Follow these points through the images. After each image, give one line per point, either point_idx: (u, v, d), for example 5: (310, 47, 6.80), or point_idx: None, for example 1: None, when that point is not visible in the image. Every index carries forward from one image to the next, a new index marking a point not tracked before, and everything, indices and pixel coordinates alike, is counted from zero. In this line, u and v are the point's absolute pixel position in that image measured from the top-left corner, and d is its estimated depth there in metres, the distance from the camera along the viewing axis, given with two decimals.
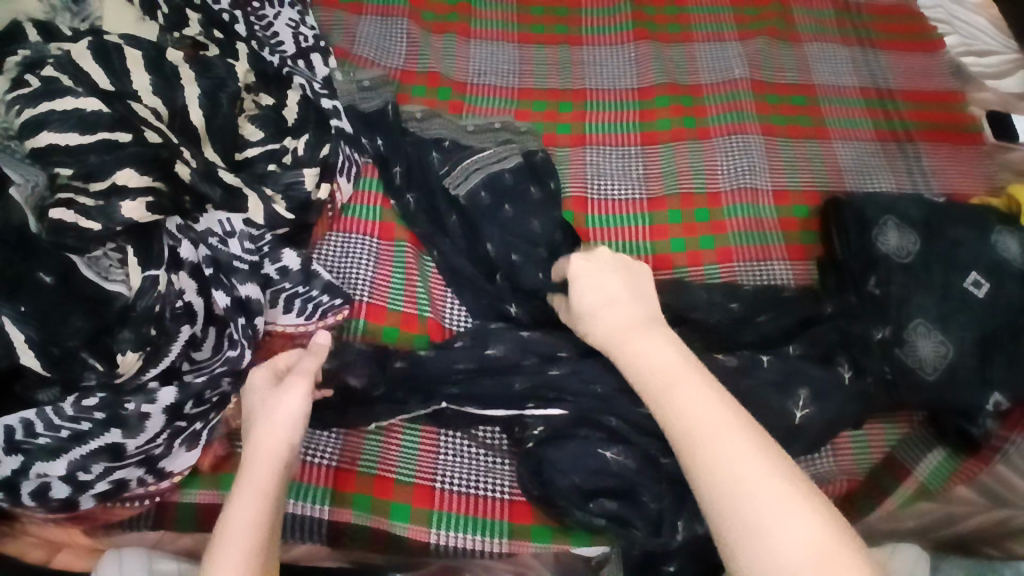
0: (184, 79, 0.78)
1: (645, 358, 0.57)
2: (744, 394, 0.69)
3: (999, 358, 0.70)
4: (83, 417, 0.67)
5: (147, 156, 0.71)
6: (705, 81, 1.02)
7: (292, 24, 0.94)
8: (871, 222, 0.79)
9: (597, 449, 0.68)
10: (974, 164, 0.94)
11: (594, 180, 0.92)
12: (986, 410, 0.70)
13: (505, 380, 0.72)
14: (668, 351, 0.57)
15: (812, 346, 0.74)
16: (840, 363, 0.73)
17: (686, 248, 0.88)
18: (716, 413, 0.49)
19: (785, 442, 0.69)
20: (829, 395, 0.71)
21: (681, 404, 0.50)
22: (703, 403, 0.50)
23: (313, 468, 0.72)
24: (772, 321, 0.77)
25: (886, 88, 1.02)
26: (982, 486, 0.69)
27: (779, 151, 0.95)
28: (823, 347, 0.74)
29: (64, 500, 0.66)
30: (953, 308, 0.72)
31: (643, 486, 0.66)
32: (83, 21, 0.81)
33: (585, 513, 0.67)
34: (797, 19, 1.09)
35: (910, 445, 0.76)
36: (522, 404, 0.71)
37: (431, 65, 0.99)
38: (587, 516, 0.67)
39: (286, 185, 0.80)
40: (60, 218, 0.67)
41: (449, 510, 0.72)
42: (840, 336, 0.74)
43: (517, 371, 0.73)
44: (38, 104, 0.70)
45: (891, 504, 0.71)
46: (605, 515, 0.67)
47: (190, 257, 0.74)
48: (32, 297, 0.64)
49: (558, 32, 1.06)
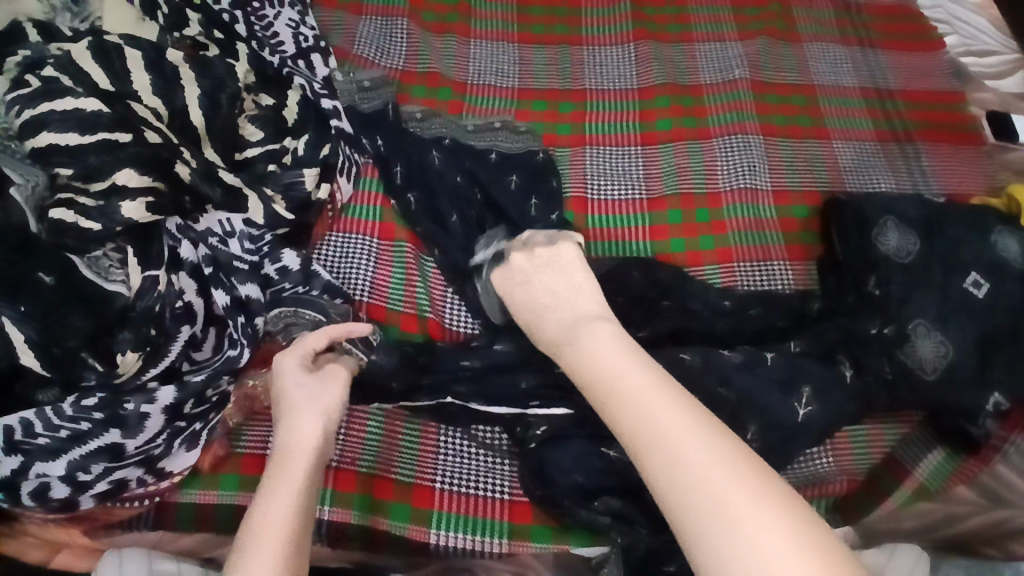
0: (184, 79, 0.78)
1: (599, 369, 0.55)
2: (744, 393, 0.70)
3: (998, 360, 0.70)
4: (81, 417, 0.66)
5: (147, 155, 0.71)
6: (706, 81, 1.01)
7: (291, 24, 0.94)
8: (870, 221, 0.79)
9: (599, 448, 0.69)
10: (974, 163, 0.94)
11: (594, 180, 0.92)
12: (986, 410, 0.70)
13: (513, 379, 0.73)
14: (619, 357, 0.55)
15: (813, 346, 0.75)
16: (841, 358, 0.74)
17: (686, 248, 0.88)
18: (673, 416, 0.48)
19: (785, 441, 0.70)
20: (831, 394, 0.71)
21: (636, 412, 0.49)
22: (658, 408, 0.49)
23: (329, 471, 0.72)
24: (769, 322, 0.78)
25: (885, 89, 1.02)
26: (982, 485, 0.69)
27: (779, 151, 0.96)
28: (825, 344, 0.75)
29: (64, 500, 0.66)
30: (953, 308, 0.72)
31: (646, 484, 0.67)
32: (83, 21, 0.81)
33: (590, 512, 0.67)
34: (797, 19, 1.09)
35: (912, 446, 0.76)
36: (525, 404, 0.72)
37: (431, 65, 0.99)
38: (592, 515, 0.67)
39: (286, 185, 0.80)
40: (59, 218, 0.67)
41: (449, 511, 0.72)
42: (844, 333, 0.75)
43: (525, 369, 0.74)
44: (38, 104, 0.70)
45: (892, 504, 0.71)
46: (610, 513, 0.67)
47: (190, 257, 0.74)
48: (31, 297, 0.64)
49: (558, 32, 1.06)
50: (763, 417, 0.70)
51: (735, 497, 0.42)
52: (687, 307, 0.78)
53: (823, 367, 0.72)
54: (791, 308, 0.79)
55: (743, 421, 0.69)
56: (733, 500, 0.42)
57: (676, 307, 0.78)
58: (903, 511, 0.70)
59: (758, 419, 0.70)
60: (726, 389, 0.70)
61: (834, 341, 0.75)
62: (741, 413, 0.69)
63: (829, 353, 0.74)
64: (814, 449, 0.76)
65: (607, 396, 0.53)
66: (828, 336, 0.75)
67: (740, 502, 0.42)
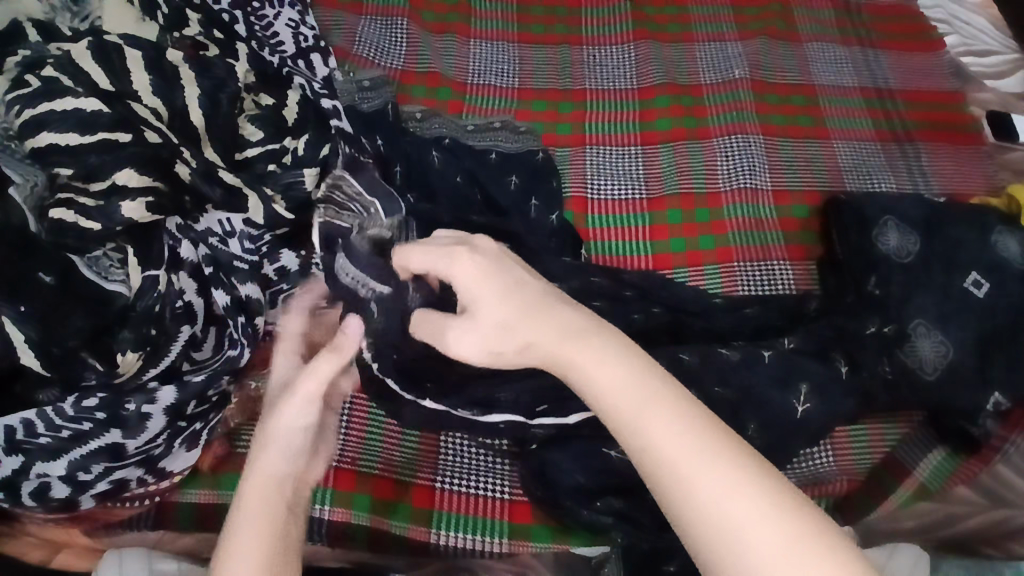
0: (184, 79, 0.77)
1: (591, 373, 0.47)
2: (742, 390, 0.69)
3: (999, 359, 0.70)
4: (83, 417, 0.67)
5: (147, 155, 0.70)
6: (706, 81, 1.01)
7: (291, 24, 0.94)
8: (871, 222, 0.79)
9: (601, 450, 0.67)
10: (975, 163, 0.94)
11: (594, 179, 0.92)
12: (986, 410, 0.70)
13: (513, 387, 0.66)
14: (619, 359, 0.47)
15: (808, 342, 0.73)
16: (836, 356, 0.72)
17: (686, 248, 0.88)
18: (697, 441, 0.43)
19: (783, 437, 0.69)
20: (827, 388, 0.70)
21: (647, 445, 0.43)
22: (666, 435, 0.44)
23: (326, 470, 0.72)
24: (768, 321, 0.78)
25: (885, 89, 1.02)
26: (982, 485, 0.70)
27: (779, 150, 0.95)
28: (818, 341, 0.73)
29: (64, 500, 0.67)
30: (953, 308, 0.72)
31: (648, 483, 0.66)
32: (82, 21, 0.81)
33: (591, 513, 0.67)
34: (797, 19, 1.09)
35: (910, 446, 0.76)
36: (530, 413, 0.67)
37: (431, 64, 0.99)
38: (593, 514, 0.67)
39: (286, 185, 0.79)
40: (60, 218, 0.67)
41: (449, 510, 0.72)
42: (837, 331, 0.74)
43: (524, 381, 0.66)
44: (37, 104, 0.69)
45: (892, 505, 0.72)
46: (613, 514, 0.67)
47: (190, 257, 0.74)
48: (32, 297, 0.63)
49: (558, 32, 1.06)
50: (763, 412, 0.69)
51: (783, 548, 0.39)
52: (684, 305, 0.77)
53: (822, 363, 0.71)
54: (788, 308, 0.79)
55: (743, 420, 0.68)
56: (783, 556, 0.39)
57: (669, 307, 0.77)
58: (902, 511, 0.71)
59: (758, 418, 0.69)
60: (726, 389, 0.69)
61: (826, 339, 0.73)
62: (741, 411, 0.68)
63: (822, 352, 0.72)
64: (816, 448, 0.76)
65: (614, 405, 0.45)
66: (822, 333, 0.74)
67: (780, 546, 0.39)
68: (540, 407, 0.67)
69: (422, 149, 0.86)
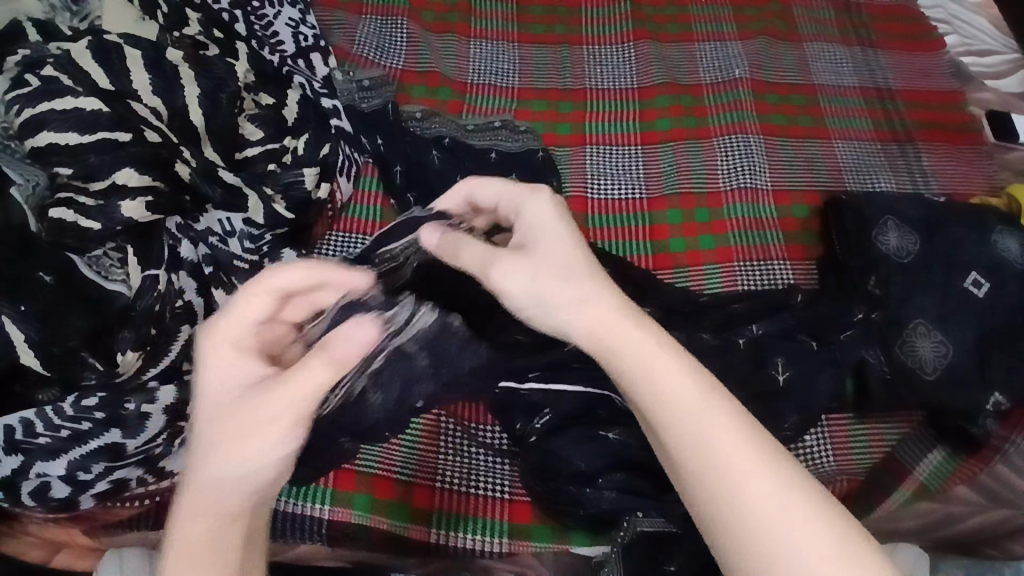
0: (183, 79, 0.77)
1: (732, 477, 0.40)
2: (739, 379, 0.68)
3: (998, 359, 0.72)
4: (83, 417, 0.65)
5: (147, 156, 0.71)
6: (706, 80, 1.01)
7: (291, 23, 0.93)
8: (871, 222, 0.79)
9: (598, 432, 0.69)
10: (975, 163, 0.95)
11: (594, 179, 0.92)
12: (986, 410, 0.71)
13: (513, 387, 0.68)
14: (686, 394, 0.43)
15: (773, 327, 0.72)
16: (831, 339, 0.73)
17: (686, 248, 0.88)
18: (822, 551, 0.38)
19: (784, 424, 0.69)
20: (819, 371, 0.70)
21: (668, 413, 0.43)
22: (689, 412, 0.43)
23: None
24: (758, 314, 0.76)
25: (886, 89, 1.02)
26: (982, 485, 0.71)
27: (779, 150, 0.96)
28: (812, 326, 0.73)
29: (64, 500, 0.66)
30: (952, 308, 0.74)
31: (647, 461, 0.68)
32: (82, 20, 0.81)
33: (596, 491, 0.68)
34: (796, 19, 1.09)
35: (911, 447, 0.75)
36: (521, 379, 0.66)
37: (430, 64, 0.99)
38: (597, 492, 0.68)
39: (286, 185, 0.79)
40: (60, 218, 0.68)
41: (448, 510, 0.72)
42: (828, 317, 0.74)
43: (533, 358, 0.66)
44: (37, 104, 0.69)
45: (893, 503, 0.71)
46: (615, 488, 0.68)
47: (190, 257, 0.74)
48: (32, 296, 0.64)
49: (558, 32, 1.05)
50: (763, 407, 0.68)
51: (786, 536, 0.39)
52: (678, 304, 0.76)
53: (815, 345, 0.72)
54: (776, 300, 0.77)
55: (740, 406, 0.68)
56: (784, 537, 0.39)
57: (660, 307, 0.76)
58: (901, 512, 0.70)
59: (755, 407, 0.68)
60: (721, 375, 0.68)
61: (792, 321, 0.73)
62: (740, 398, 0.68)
63: (788, 333, 0.72)
64: (816, 447, 0.74)
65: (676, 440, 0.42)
66: (784, 320, 0.73)
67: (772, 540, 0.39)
68: (531, 373, 0.66)
69: (424, 145, 0.87)
